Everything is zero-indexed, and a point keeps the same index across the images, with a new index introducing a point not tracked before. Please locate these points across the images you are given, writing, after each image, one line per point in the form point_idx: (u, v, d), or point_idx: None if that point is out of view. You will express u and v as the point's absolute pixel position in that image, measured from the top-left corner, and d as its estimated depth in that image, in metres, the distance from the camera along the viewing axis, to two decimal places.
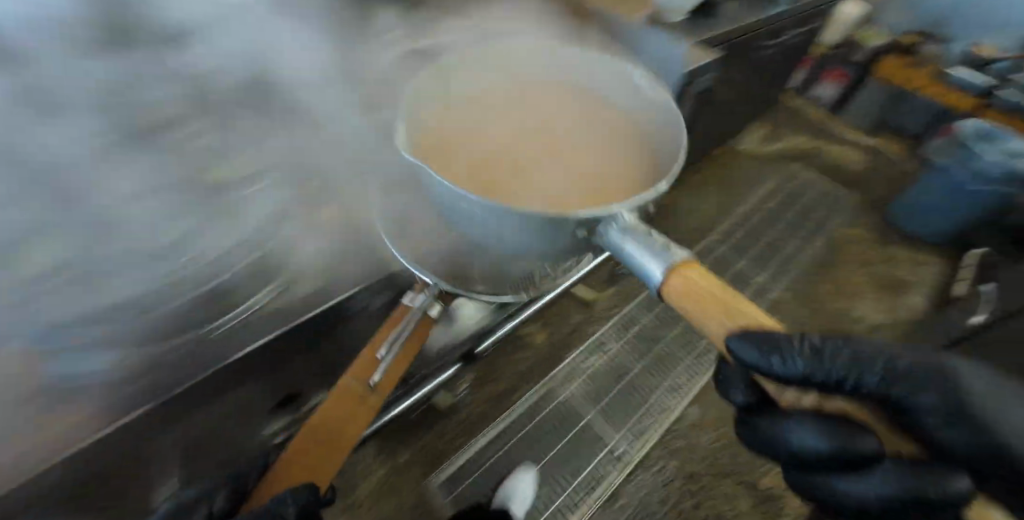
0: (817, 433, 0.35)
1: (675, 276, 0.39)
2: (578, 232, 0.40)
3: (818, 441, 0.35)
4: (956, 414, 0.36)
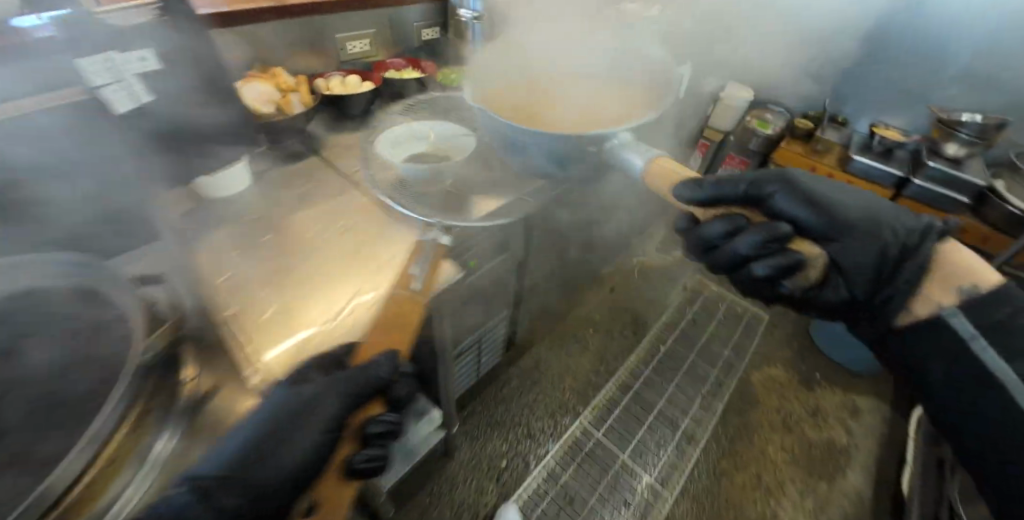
0: (723, 226, 0.68)
1: (656, 164, 0.75)
2: (591, 148, 0.79)
3: (728, 230, 0.68)
4: (803, 204, 0.68)
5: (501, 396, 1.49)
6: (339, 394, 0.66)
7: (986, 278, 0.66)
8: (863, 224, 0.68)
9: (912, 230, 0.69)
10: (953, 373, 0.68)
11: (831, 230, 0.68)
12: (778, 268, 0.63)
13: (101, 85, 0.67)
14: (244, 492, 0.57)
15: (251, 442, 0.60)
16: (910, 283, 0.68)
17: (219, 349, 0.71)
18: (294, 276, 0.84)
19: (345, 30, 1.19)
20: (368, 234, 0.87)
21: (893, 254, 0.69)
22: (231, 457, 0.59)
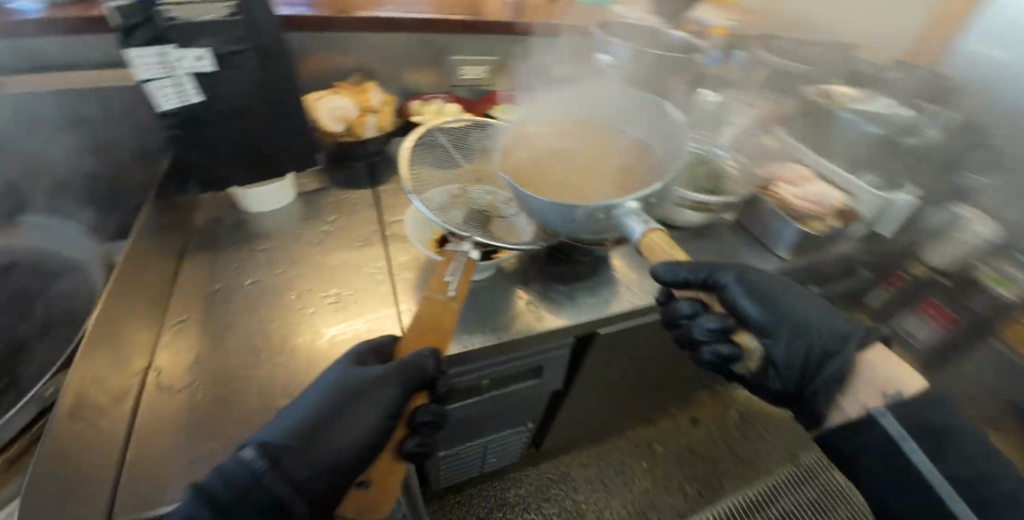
0: (694, 305, 0.53)
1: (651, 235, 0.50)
2: (600, 216, 0.51)
3: (698, 314, 0.52)
4: (755, 295, 0.50)
5: (510, 480, 1.16)
6: (393, 379, 0.51)
7: (913, 384, 0.46)
8: (797, 311, 0.50)
9: (834, 331, 0.50)
10: (889, 478, 0.45)
11: (773, 328, 0.50)
12: (724, 356, 0.51)
13: (148, 78, 0.62)
14: (293, 473, 0.44)
15: (308, 417, 0.48)
16: (825, 382, 0.49)
17: (136, 378, 0.53)
18: (277, 329, 0.62)
19: (465, 54, 0.99)
20: (376, 280, 0.67)
21: (816, 350, 0.50)
22: (287, 432, 0.46)
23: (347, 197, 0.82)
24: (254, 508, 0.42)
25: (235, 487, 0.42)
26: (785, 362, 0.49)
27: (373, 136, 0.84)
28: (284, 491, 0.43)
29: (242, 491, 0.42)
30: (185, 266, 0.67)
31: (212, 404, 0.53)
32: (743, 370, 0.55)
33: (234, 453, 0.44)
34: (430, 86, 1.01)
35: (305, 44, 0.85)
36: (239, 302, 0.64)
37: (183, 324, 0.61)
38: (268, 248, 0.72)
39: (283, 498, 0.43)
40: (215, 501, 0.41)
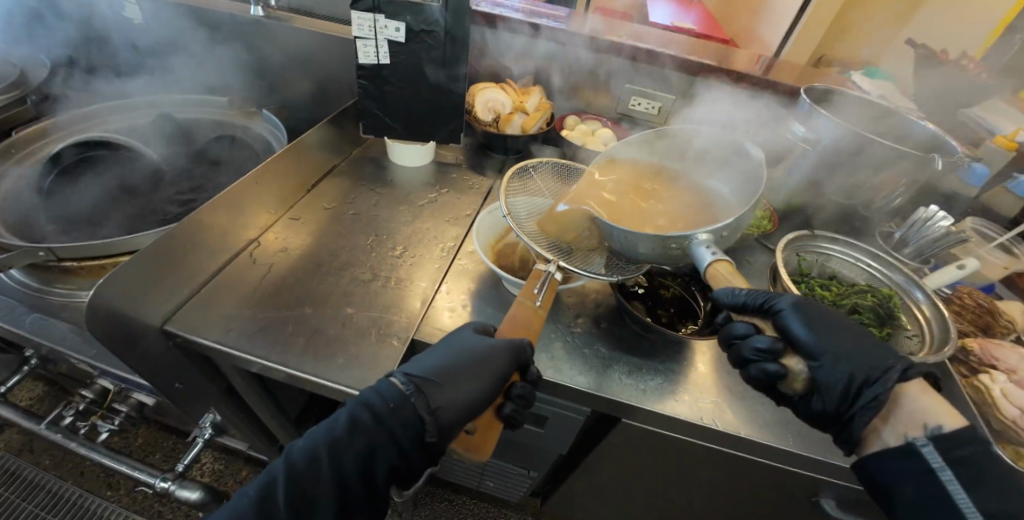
0: (750, 327, 0.50)
1: (721, 264, 0.49)
2: (671, 244, 0.51)
3: (751, 333, 0.49)
4: (809, 325, 0.47)
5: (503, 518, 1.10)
6: (504, 354, 0.50)
7: (953, 419, 0.45)
8: (851, 344, 0.47)
9: (874, 360, 0.48)
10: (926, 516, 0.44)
11: (822, 354, 0.46)
12: (769, 376, 0.47)
13: (359, 36, 0.77)
14: (430, 401, 0.47)
15: (440, 358, 0.50)
16: (861, 407, 0.46)
17: (237, 247, 0.68)
18: (345, 255, 0.71)
19: (642, 84, 0.96)
20: (438, 255, 0.72)
21: (862, 381, 0.47)
22: (426, 365, 0.50)
23: (469, 180, 0.90)
24: (402, 422, 0.47)
25: (388, 404, 0.47)
26: (827, 386, 0.46)
27: (513, 133, 0.89)
28: (422, 413, 0.47)
29: (394, 405, 0.47)
30: (325, 183, 0.84)
31: (269, 286, 0.65)
32: (787, 391, 0.51)
33: (386, 377, 0.49)
34: (600, 109, 1.03)
35: (503, 40, 0.96)
36: (338, 224, 0.76)
37: (294, 221, 0.75)
38: (387, 194, 0.84)
39: (424, 418, 0.47)
40: (375, 410, 0.47)
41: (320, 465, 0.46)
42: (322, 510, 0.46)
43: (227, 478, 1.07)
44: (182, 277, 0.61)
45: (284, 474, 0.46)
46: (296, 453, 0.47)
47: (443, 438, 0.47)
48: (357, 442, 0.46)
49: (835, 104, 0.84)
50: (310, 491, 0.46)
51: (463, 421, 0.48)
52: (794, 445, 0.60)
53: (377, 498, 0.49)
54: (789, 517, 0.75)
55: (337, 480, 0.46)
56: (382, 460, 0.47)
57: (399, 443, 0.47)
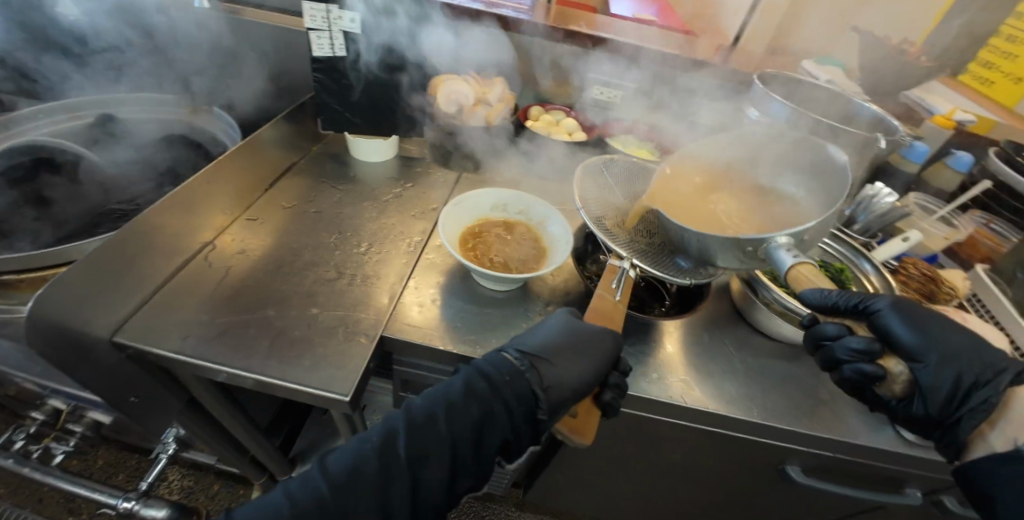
0: (841, 327, 0.50)
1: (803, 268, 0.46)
2: (747, 249, 0.49)
3: (844, 335, 0.49)
4: (912, 323, 0.47)
5: (487, 512, 1.10)
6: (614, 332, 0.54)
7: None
8: (955, 346, 0.47)
9: (984, 364, 0.48)
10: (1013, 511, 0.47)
11: (930, 355, 0.46)
12: (867, 376, 0.46)
13: (312, 28, 0.75)
14: (543, 378, 0.49)
15: (547, 337, 0.52)
16: (971, 409, 0.47)
17: (191, 250, 0.65)
18: (309, 254, 0.69)
19: (603, 74, 0.97)
20: (405, 250, 0.71)
21: (963, 381, 0.47)
22: (535, 343, 0.52)
23: (436, 173, 0.89)
24: (517, 394, 0.48)
25: (504, 375, 0.48)
26: (935, 388, 0.46)
27: (477, 123, 0.86)
28: (537, 389, 0.48)
29: (509, 378, 0.48)
30: (284, 182, 0.81)
31: (227, 289, 0.63)
32: (883, 395, 0.50)
33: (498, 352, 0.51)
34: (565, 99, 1.03)
35: None
36: (300, 222, 0.74)
37: (253, 221, 0.73)
38: (351, 190, 0.82)
39: (538, 394, 0.48)
40: (490, 379, 0.48)
41: (438, 421, 0.45)
42: (434, 466, 0.44)
43: (198, 493, 1.02)
44: (130, 285, 0.57)
45: (405, 424, 0.45)
46: (416, 407, 0.47)
47: (553, 416, 0.48)
48: (474, 407, 0.46)
49: (788, 88, 0.87)
50: (427, 446, 0.44)
51: (573, 403, 0.49)
52: (761, 416, 0.62)
53: (482, 471, 0.47)
54: (760, 488, 0.78)
55: (453, 440, 0.45)
56: (495, 430, 0.47)
57: (512, 415, 0.47)
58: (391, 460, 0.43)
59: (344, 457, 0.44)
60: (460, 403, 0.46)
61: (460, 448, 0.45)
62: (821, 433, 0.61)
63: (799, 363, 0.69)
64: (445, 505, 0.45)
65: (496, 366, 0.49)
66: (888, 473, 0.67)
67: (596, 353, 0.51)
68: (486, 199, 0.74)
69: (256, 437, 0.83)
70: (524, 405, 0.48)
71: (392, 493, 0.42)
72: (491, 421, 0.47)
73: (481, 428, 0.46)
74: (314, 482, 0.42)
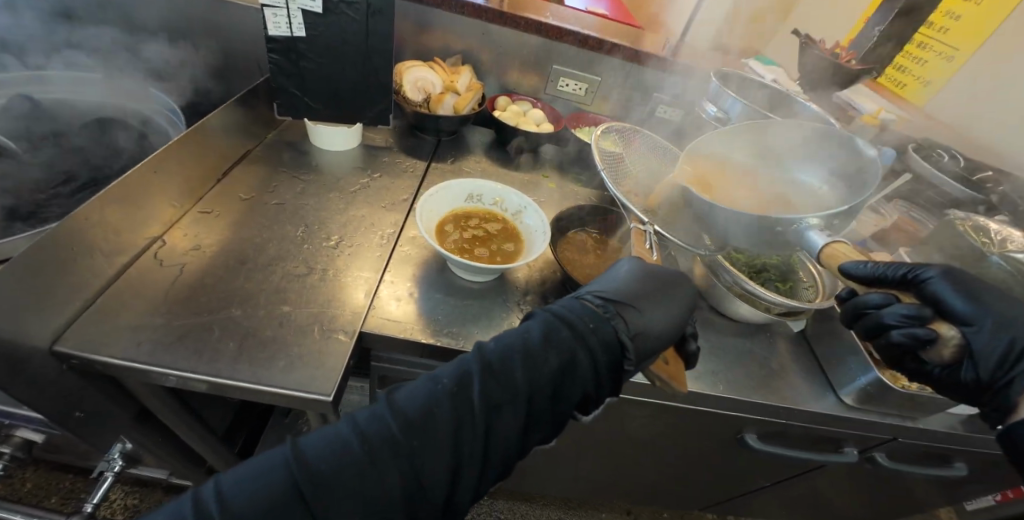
0: (885, 297, 0.53)
1: (840, 246, 0.53)
2: (776, 229, 0.56)
3: (888, 303, 0.53)
4: (962, 293, 0.50)
5: None
6: (680, 282, 0.56)
7: None
8: (1003, 311, 0.50)
9: None
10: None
11: (980, 318, 0.49)
12: (919, 339, 0.49)
13: (267, 4, 0.69)
14: (630, 324, 0.49)
15: (622, 286, 0.53)
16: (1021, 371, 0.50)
17: (134, 246, 0.59)
18: (273, 248, 0.65)
19: (568, 66, 0.98)
20: (379, 244, 0.69)
21: (1015, 344, 0.49)
22: (613, 290, 0.52)
23: (403, 163, 0.86)
24: (602, 342, 0.47)
25: (588, 323, 0.48)
26: (987, 352, 0.49)
27: (446, 113, 0.87)
28: (624, 337, 0.48)
29: (594, 325, 0.48)
30: (238, 171, 0.75)
31: (182, 289, 0.57)
32: (930, 361, 0.53)
33: (577, 300, 0.51)
34: (529, 90, 1.03)
35: (428, 17, 0.92)
36: (261, 213, 0.69)
37: (206, 214, 0.67)
38: (314, 181, 0.78)
39: (623, 341, 0.48)
40: (571, 326, 0.47)
41: (516, 367, 0.44)
42: (510, 414, 0.43)
43: (145, 511, 0.95)
44: (66, 289, 0.51)
45: (482, 367, 0.44)
46: (491, 350, 0.45)
47: (639, 365, 0.49)
48: (553, 354, 0.45)
49: (739, 85, 0.93)
50: (504, 392, 0.43)
51: (655, 353, 0.49)
52: (727, 393, 0.66)
53: (557, 422, 0.46)
54: (719, 456, 0.84)
55: (530, 387, 0.44)
56: (577, 382, 0.46)
57: (595, 363, 0.47)
58: (465, 403, 0.42)
59: (416, 397, 0.42)
60: (539, 352, 0.45)
61: (534, 396, 0.44)
62: (775, 402, 0.67)
63: (756, 341, 0.75)
64: (518, 454, 0.44)
65: (580, 312, 0.49)
66: (828, 435, 0.75)
67: (664, 303, 0.52)
68: (459, 190, 0.73)
69: (213, 444, 0.78)
70: (609, 353, 0.47)
71: (464, 437, 0.41)
72: (555, 389, 0.45)
73: (556, 376, 0.45)
74: (384, 418, 0.41)
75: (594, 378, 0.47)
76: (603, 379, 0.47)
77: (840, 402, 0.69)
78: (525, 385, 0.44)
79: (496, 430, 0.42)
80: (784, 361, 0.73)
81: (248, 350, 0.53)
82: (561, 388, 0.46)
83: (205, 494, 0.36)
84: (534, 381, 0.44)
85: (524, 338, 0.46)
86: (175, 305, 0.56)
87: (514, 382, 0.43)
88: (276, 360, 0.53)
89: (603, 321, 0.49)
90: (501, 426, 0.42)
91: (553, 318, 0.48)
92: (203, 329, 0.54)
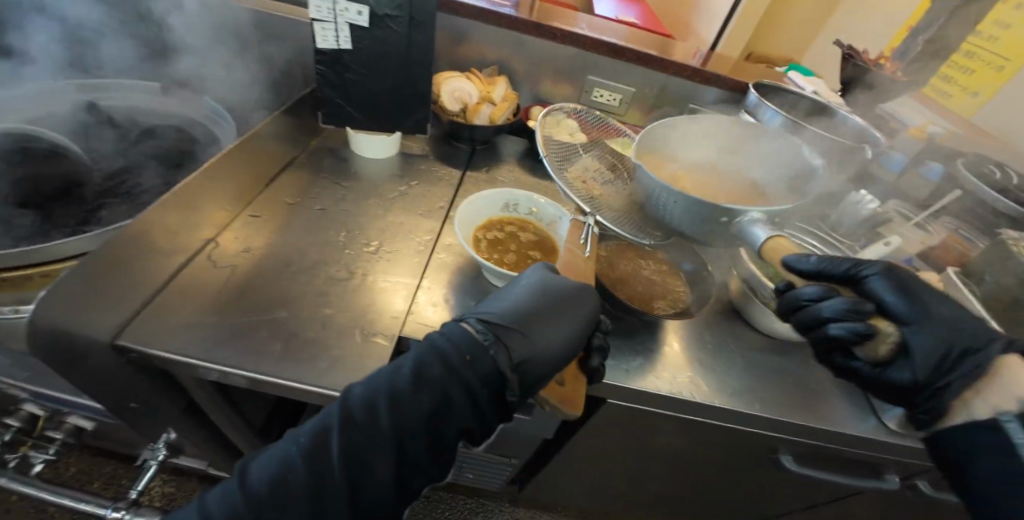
0: (822, 290, 0.52)
1: (779, 240, 0.54)
2: (722, 219, 0.57)
3: (829, 295, 0.51)
4: (901, 290, 0.50)
5: (481, 508, 1.13)
6: (581, 299, 0.53)
7: None
8: (946, 313, 0.50)
9: (973, 335, 0.50)
10: (996, 483, 0.46)
11: (917, 317, 0.49)
12: (859, 336, 0.48)
13: (316, 18, 0.72)
14: (512, 353, 0.46)
15: (513, 308, 0.49)
16: (960, 375, 0.49)
17: (189, 247, 0.61)
18: (316, 252, 0.67)
19: (603, 77, 0.99)
20: (416, 250, 0.70)
21: (952, 349, 0.49)
22: (500, 314, 0.49)
23: (439, 171, 0.88)
24: (478, 376, 0.44)
25: (464, 356, 0.45)
26: (922, 351, 0.48)
27: (481, 123, 0.88)
28: (504, 367, 0.45)
29: (468, 358, 0.44)
30: (283, 176, 0.79)
31: (233, 289, 0.60)
32: (863, 358, 0.52)
33: (458, 326, 0.47)
34: (562, 100, 1.04)
35: (467, 29, 0.94)
36: (305, 218, 0.72)
37: (255, 218, 0.70)
38: (354, 187, 0.80)
39: (504, 372, 0.45)
40: (445, 362, 0.44)
41: (381, 416, 0.41)
42: (381, 465, 0.41)
43: (180, 500, 0.99)
44: (127, 289, 0.54)
45: (342, 421, 0.41)
46: (356, 397, 0.43)
47: (523, 394, 0.47)
48: (425, 398, 0.43)
49: (777, 96, 0.92)
50: (369, 442, 0.41)
51: (543, 378, 0.47)
52: (762, 411, 0.65)
53: (439, 459, 0.44)
54: (749, 475, 0.82)
55: (399, 434, 0.41)
56: (454, 418, 0.44)
57: (472, 397, 0.44)
58: (323, 461, 0.40)
59: (271, 461, 0.40)
60: (399, 396, 0.42)
61: (410, 437, 0.42)
62: (813, 423, 0.65)
63: (792, 359, 0.73)
64: (401, 498, 0.43)
65: (458, 340, 0.45)
66: (867, 459, 0.72)
67: (555, 325, 0.49)
68: (496, 199, 0.74)
69: (250, 437, 0.81)
70: (489, 384, 0.45)
71: (327, 497, 0.39)
72: (433, 430, 0.43)
73: (432, 418, 0.43)
74: (233, 494, 0.39)
75: (474, 412, 0.45)
76: (486, 408, 0.45)
77: (881, 426, 0.66)
78: (398, 431, 0.41)
79: (369, 481, 0.40)
80: (823, 381, 0.71)
81: (293, 350, 0.56)
82: (443, 425, 0.44)
83: None
84: (406, 426, 0.42)
85: (392, 383, 0.43)
86: (224, 305, 0.58)
87: (380, 432, 0.41)
88: (320, 360, 0.55)
89: (483, 349, 0.45)
90: (375, 474, 0.40)
91: (429, 353, 0.45)
92: (247, 330, 0.56)
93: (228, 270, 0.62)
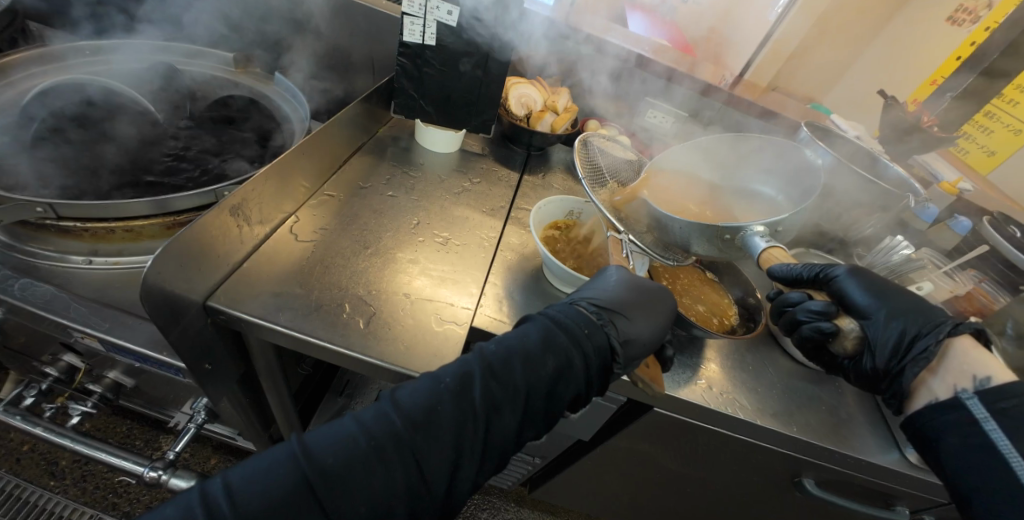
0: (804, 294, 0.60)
1: (774, 251, 0.55)
2: (725, 237, 0.57)
3: (806, 299, 0.59)
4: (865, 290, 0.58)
5: (487, 505, 1.15)
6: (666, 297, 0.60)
7: (1001, 373, 0.54)
8: (903, 305, 0.56)
9: (926, 319, 0.57)
10: (956, 456, 0.53)
11: (873, 311, 0.56)
12: (824, 332, 0.56)
13: (407, 12, 0.75)
14: (619, 331, 0.54)
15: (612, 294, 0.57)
16: (912, 359, 0.55)
17: (272, 217, 0.63)
18: (388, 237, 0.69)
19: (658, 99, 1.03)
20: (480, 245, 0.73)
21: (907, 334, 0.55)
22: (605, 298, 0.56)
23: (497, 171, 0.90)
24: (594, 347, 0.52)
25: (583, 328, 0.53)
26: (878, 340, 0.56)
27: (543, 129, 0.91)
28: (614, 342, 0.53)
29: (588, 331, 0.52)
30: (352, 159, 0.80)
31: (311, 262, 0.62)
32: (837, 353, 0.60)
33: (572, 305, 0.55)
34: (614, 116, 1.08)
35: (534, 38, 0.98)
36: (375, 203, 0.74)
37: (329, 197, 0.72)
38: (418, 178, 0.82)
39: (612, 346, 0.53)
40: (569, 331, 0.52)
41: (516, 368, 0.48)
42: (508, 413, 0.47)
43: (195, 465, 1.00)
44: (221, 253, 0.56)
45: (485, 369, 0.47)
46: (492, 352, 0.49)
47: (626, 367, 0.54)
48: (552, 358, 0.50)
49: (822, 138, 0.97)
50: (504, 391, 0.47)
51: (639, 358, 0.55)
52: (797, 432, 0.68)
53: (549, 421, 0.51)
54: (764, 495, 0.85)
55: (529, 388, 0.48)
56: (570, 382, 0.50)
57: (587, 366, 0.51)
58: (466, 401, 0.45)
59: (419, 392, 0.45)
60: (534, 354, 0.49)
61: (535, 391, 0.48)
62: (844, 451, 0.68)
63: (824, 389, 0.76)
64: (513, 447, 0.49)
65: (573, 315, 0.54)
66: (884, 490, 0.75)
67: (648, 312, 0.57)
68: (561, 206, 0.76)
69: (287, 409, 0.82)
70: (600, 354, 0.52)
71: (469, 433, 0.45)
72: (553, 387, 0.50)
73: (552, 377, 0.49)
74: (388, 414, 0.43)
75: (585, 376, 0.51)
76: (596, 375, 0.52)
77: (907, 460, 0.69)
78: (529, 383, 0.48)
79: (497, 422, 0.46)
80: (851, 411, 0.74)
81: (370, 329, 0.58)
82: (562, 386, 0.50)
83: (212, 490, 0.38)
84: (535, 379, 0.48)
85: (524, 342, 0.50)
86: (304, 279, 0.60)
87: (513, 382, 0.48)
88: (397, 342, 0.57)
89: (592, 322, 0.53)
90: (503, 418, 0.47)
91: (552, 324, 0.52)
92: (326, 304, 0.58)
93: (306, 245, 0.64)
